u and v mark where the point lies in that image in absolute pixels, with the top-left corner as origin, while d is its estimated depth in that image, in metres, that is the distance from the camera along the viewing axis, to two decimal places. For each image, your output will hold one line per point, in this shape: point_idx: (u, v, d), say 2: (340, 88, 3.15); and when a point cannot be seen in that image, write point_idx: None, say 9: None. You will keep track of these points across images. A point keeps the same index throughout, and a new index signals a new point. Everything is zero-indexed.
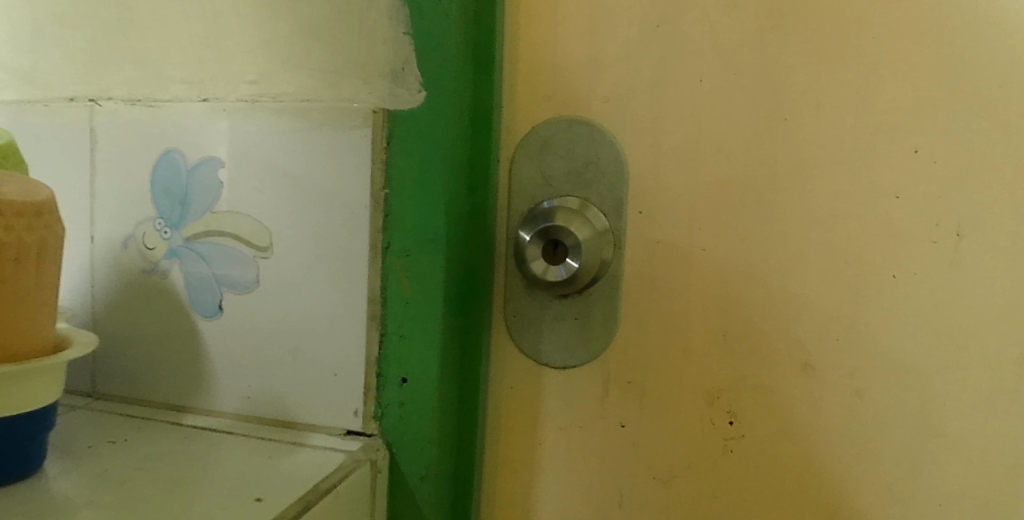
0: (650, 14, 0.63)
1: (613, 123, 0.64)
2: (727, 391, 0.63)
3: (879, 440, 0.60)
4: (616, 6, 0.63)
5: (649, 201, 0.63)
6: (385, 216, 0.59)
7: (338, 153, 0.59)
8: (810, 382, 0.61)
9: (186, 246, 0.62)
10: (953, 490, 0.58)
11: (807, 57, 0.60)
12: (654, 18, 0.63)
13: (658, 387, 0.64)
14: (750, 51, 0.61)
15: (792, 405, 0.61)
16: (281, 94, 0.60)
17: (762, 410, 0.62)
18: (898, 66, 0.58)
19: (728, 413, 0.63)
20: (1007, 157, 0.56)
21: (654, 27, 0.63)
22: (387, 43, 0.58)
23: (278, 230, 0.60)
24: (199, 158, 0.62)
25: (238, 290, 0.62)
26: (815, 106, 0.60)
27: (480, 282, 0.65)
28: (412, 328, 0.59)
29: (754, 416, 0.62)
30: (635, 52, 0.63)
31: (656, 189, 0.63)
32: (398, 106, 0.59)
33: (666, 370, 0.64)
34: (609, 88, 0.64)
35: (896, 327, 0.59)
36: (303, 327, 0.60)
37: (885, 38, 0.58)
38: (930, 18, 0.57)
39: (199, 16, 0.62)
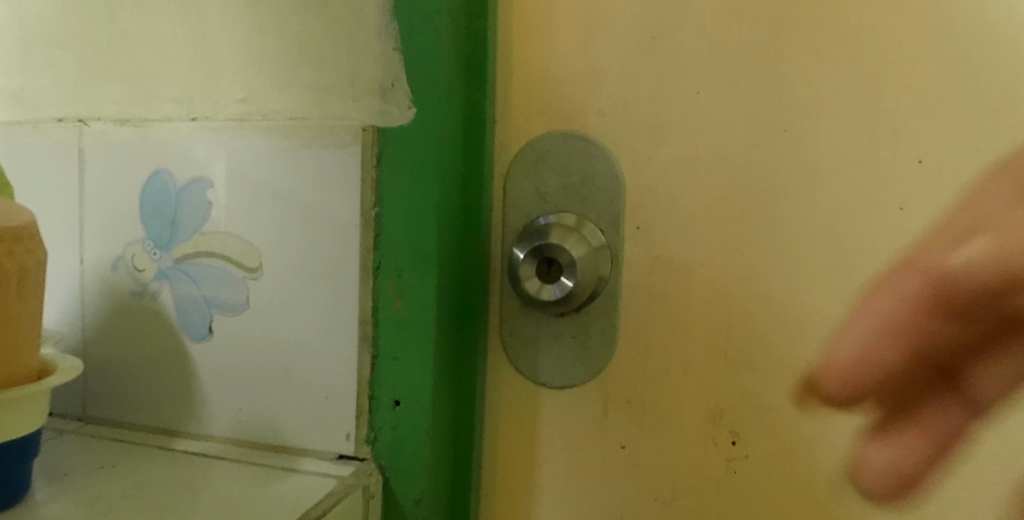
0: (645, 25, 0.62)
1: (609, 136, 0.63)
2: (729, 409, 0.61)
3: (888, 459, 0.58)
4: (611, 17, 0.62)
5: (647, 216, 0.62)
6: (376, 235, 0.58)
7: (327, 172, 0.58)
8: (815, 400, 0.59)
9: (175, 267, 0.61)
10: (966, 511, 0.57)
11: (806, 66, 0.58)
12: (651, 29, 0.61)
13: (659, 406, 0.62)
14: (750, 61, 0.59)
15: (797, 424, 0.60)
16: (270, 112, 0.59)
17: (766, 429, 0.60)
18: (902, 74, 0.56)
19: (731, 432, 0.61)
20: (1014, 164, 0.54)
21: (649, 38, 0.62)
22: (377, 58, 0.57)
23: (268, 251, 0.59)
24: (187, 178, 0.61)
25: (228, 312, 0.60)
26: (815, 116, 0.58)
27: (475, 301, 0.64)
28: (404, 349, 0.58)
29: (758, 435, 0.61)
30: (630, 64, 0.62)
31: (654, 203, 0.62)
32: (388, 123, 0.57)
33: (667, 389, 0.62)
34: (604, 101, 0.63)
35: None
36: (295, 350, 0.59)
37: (886, 45, 0.57)
38: (933, 22, 0.55)
39: (188, 35, 0.61)
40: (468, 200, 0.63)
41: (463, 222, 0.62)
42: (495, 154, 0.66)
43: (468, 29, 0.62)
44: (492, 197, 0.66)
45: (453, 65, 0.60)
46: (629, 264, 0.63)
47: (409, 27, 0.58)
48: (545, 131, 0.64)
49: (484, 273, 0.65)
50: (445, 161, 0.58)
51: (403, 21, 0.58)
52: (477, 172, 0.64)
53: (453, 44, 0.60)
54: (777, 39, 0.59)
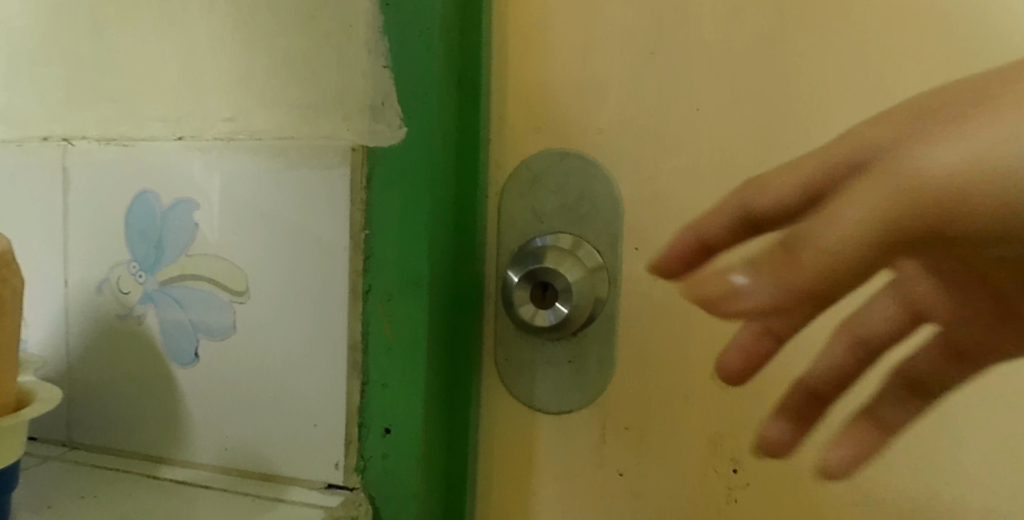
0: (644, 40, 0.60)
1: (607, 155, 0.61)
2: (731, 436, 0.59)
3: (896, 491, 0.56)
4: (609, 32, 0.61)
5: (646, 236, 0.60)
6: (365, 258, 0.56)
7: (316, 193, 0.56)
8: (820, 428, 0.57)
9: (161, 290, 0.60)
10: None
11: (812, 82, 0.56)
12: (650, 44, 0.60)
13: (659, 433, 0.60)
14: (752, 78, 0.58)
15: (801, 452, 0.58)
16: (257, 132, 0.58)
17: (769, 457, 0.58)
18: (912, 90, 0.54)
19: (732, 460, 0.59)
20: None
21: (648, 53, 0.60)
22: (367, 77, 0.56)
23: (256, 274, 0.58)
24: (174, 199, 0.60)
25: (215, 337, 0.59)
26: (820, 135, 0.56)
27: (469, 325, 0.62)
28: (395, 376, 0.56)
29: (760, 464, 0.59)
30: (629, 80, 0.60)
31: (654, 224, 0.60)
32: (378, 143, 0.56)
33: (666, 415, 0.60)
34: (602, 119, 0.61)
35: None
36: (283, 376, 0.58)
37: (895, 61, 0.55)
38: (945, 37, 0.53)
39: (174, 51, 0.60)
40: (462, 222, 0.61)
41: (457, 244, 0.60)
42: (490, 172, 0.64)
43: (463, 46, 0.61)
44: (487, 217, 0.64)
45: (450, 82, 0.58)
46: (628, 286, 0.61)
47: (403, 42, 0.56)
48: (542, 149, 0.63)
49: (478, 296, 0.63)
50: (438, 182, 0.57)
51: (395, 36, 0.56)
52: (472, 193, 0.62)
53: (449, 60, 0.58)
54: (781, 55, 0.57)
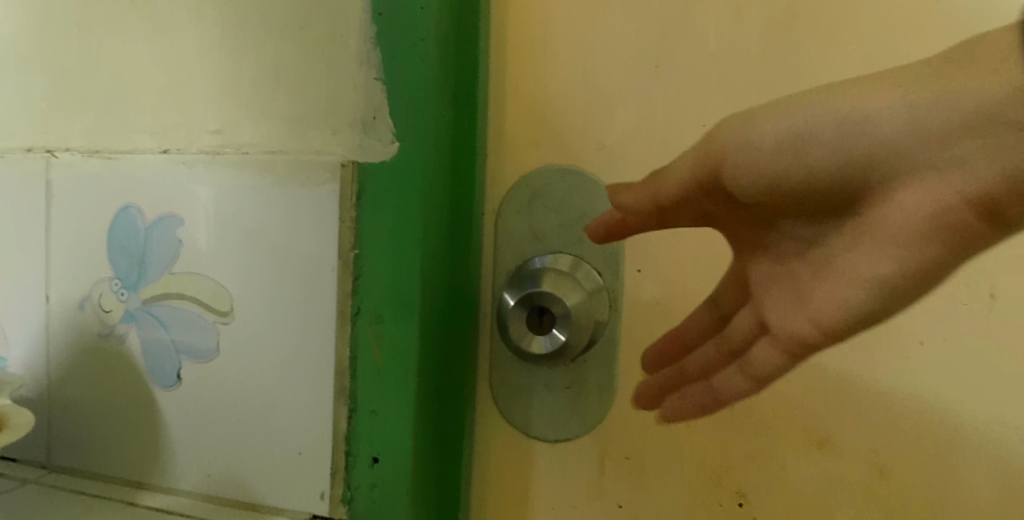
0: (648, 53, 0.58)
1: (609, 172, 0.58)
2: (736, 468, 0.56)
3: None
4: (610, 44, 0.58)
5: (648, 258, 0.58)
6: (355, 278, 0.54)
7: (303, 210, 0.54)
8: (830, 461, 0.55)
9: (143, 309, 0.58)
10: None
11: None
12: (653, 57, 0.57)
13: (658, 460, 0.58)
14: (761, 93, 0.55)
15: (809, 486, 0.55)
16: (244, 145, 0.56)
17: (776, 492, 0.56)
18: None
19: (737, 493, 0.56)
20: None
21: (652, 67, 0.57)
22: (357, 89, 0.53)
23: (241, 294, 0.55)
24: (157, 214, 0.57)
25: (198, 359, 0.56)
26: None
27: (464, 348, 0.60)
28: (384, 403, 0.54)
29: (767, 498, 0.56)
30: (632, 94, 0.58)
31: (657, 245, 0.57)
32: (370, 158, 0.53)
33: (668, 444, 0.57)
34: (604, 134, 0.59)
35: (922, 392, 0.54)
36: (267, 401, 0.55)
37: None
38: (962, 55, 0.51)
39: (161, 61, 0.58)
40: (456, 242, 0.58)
41: (451, 264, 0.58)
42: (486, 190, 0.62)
43: (459, 58, 0.58)
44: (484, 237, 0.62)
45: (444, 96, 0.56)
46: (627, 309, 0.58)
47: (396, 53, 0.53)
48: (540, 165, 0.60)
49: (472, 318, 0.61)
50: (432, 202, 0.55)
51: (388, 47, 0.53)
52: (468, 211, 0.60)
53: (444, 74, 0.56)
54: (788, 70, 0.55)
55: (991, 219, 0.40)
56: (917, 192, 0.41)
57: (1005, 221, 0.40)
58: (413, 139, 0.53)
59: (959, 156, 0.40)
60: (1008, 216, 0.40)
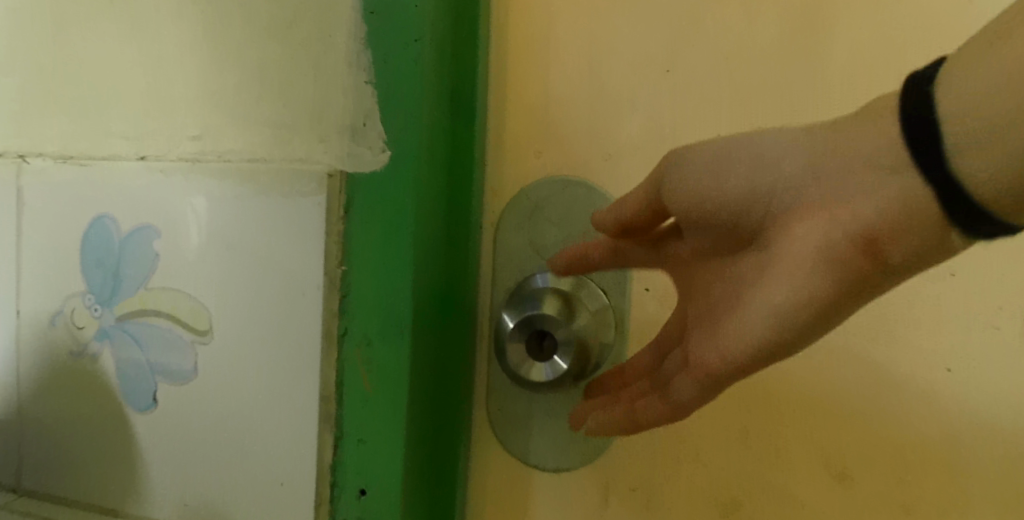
0: (659, 57, 0.54)
1: (616, 184, 0.55)
2: (749, 503, 0.52)
3: None
4: (618, 47, 0.55)
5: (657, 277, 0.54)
6: (342, 297, 0.50)
7: (285, 224, 0.50)
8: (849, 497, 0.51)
9: (118, 326, 0.54)
10: None
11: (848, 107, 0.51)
12: (664, 61, 0.54)
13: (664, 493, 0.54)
14: (780, 101, 0.52)
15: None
16: (226, 152, 0.52)
17: None
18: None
19: None
20: None
21: (663, 71, 0.54)
22: (346, 92, 0.50)
23: (220, 312, 0.52)
24: (132, 225, 0.54)
25: (175, 381, 0.53)
26: None
27: (459, 371, 0.56)
28: (373, 431, 0.50)
29: None
30: (642, 101, 0.55)
31: None
32: (359, 168, 0.50)
33: (676, 476, 0.54)
34: (611, 144, 0.55)
35: (951, 424, 0.50)
36: (248, 427, 0.52)
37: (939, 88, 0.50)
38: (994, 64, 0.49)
39: (139, 61, 0.54)
40: (451, 259, 0.55)
41: (446, 281, 0.54)
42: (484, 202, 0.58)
43: (456, 61, 0.55)
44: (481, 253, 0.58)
45: (440, 102, 0.52)
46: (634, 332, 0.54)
47: (391, 55, 0.50)
48: (542, 176, 0.57)
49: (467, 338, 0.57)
50: (426, 217, 0.51)
51: (382, 48, 0.50)
52: (465, 226, 0.56)
53: (439, 78, 0.52)
54: (805, 78, 0.52)
55: (872, 256, 0.38)
56: (820, 224, 0.39)
57: (885, 260, 0.38)
58: (406, 149, 0.50)
59: (851, 196, 0.38)
60: (889, 258, 0.38)
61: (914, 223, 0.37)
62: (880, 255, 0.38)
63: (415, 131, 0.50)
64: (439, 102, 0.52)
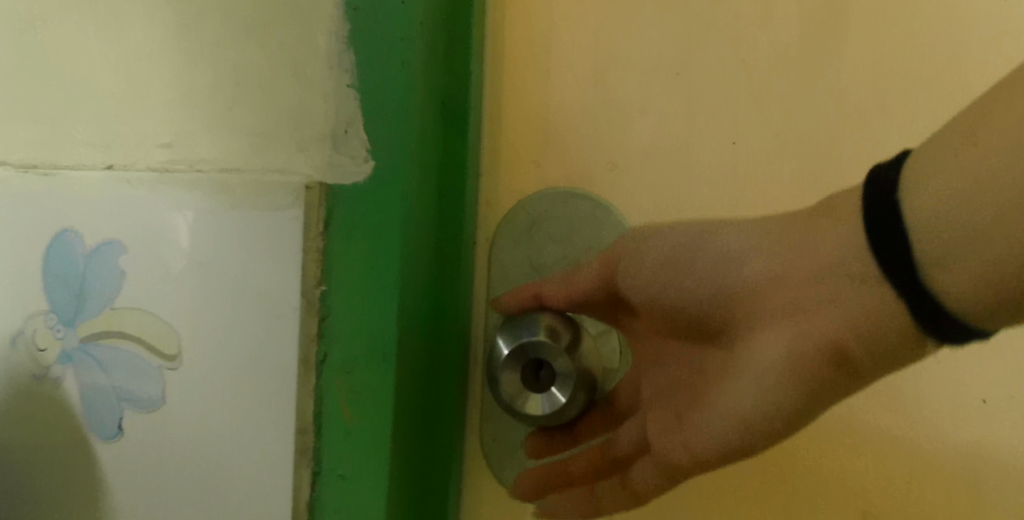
0: (670, 61, 0.55)
1: (621, 192, 0.55)
2: None
3: None
4: (626, 53, 0.56)
5: None
6: (321, 320, 0.46)
7: (260, 239, 0.46)
8: None
9: (81, 348, 0.50)
10: None
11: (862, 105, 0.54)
12: (675, 64, 0.55)
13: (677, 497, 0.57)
14: (793, 101, 0.55)
15: None
16: (199, 161, 0.48)
17: None
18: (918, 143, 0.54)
19: None
20: None
21: (675, 74, 0.55)
22: (326, 96, 0.46)
23: (190, 335, 0.48)
24: (97, 240, 0.50)
25: (140, 408, 0.49)
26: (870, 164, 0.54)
27: (446, 396, 0.53)
28: (354, 466, 0.46)
29: None
30: (652, 105, 0.55)
31: None
32: (341, 179, 0.46)
33: None
34: (617, 151, 0.55)
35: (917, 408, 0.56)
36: (219, 460, 0.47)
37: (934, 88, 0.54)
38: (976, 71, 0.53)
39: (105, 63, 0.50)
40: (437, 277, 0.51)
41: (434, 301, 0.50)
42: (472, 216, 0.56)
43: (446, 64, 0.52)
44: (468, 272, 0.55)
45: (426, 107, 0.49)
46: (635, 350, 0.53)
47: (376, 52, 0.46)
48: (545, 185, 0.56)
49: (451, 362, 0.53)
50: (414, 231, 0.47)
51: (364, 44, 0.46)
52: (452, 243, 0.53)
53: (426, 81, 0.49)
54: (815, 78, 0.54)
55: (840, 366, 0.41)
56: (783, 337, 0.42)
57: (854, 368, 0.41)
58: (389, 156, 0.46)
59: (819, 305, 0.41)
60: (858, 364, 0.41)
61: (871, 334, 0.40)
62: (844, 372, 0.41)
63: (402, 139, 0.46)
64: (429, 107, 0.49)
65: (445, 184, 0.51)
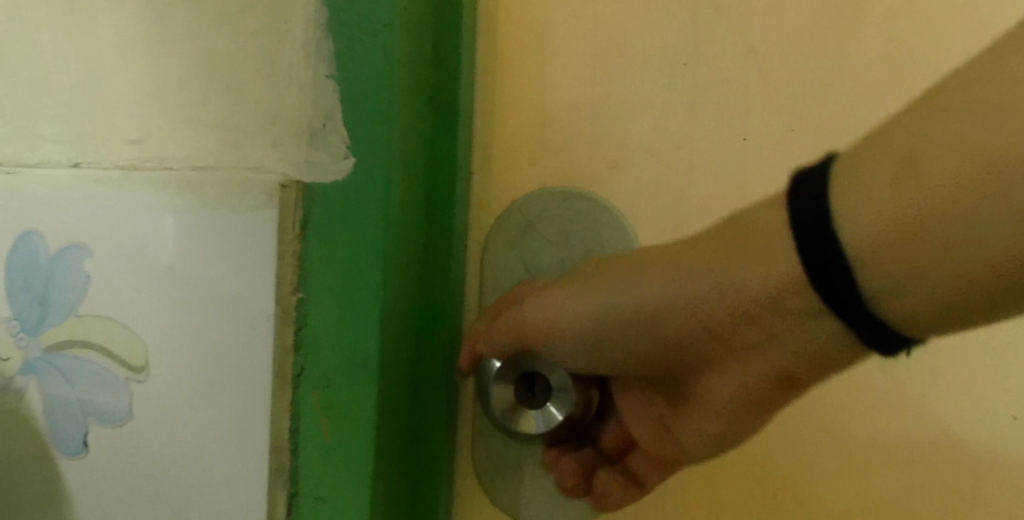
0: (674, 52, 0.53)
1: (620, 192, 0.53)
2: None
3: None
4: (628, 44, 0.54)
5: None
6: (296, 330, 0.42)
7: (232, 241, 0.43)
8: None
9: (45, 359, 0.47)
10: None
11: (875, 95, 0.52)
12: (680, 55, 0.53)
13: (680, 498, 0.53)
14: (801, 94, 0.52)
15: None
16: (169, 159, 0.45)
17: None
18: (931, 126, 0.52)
19: None
20: None
21: (680, 64, 0.53)
22: (303, 89, 0.42)
23: (157, 345, 0.44)
24: (61, 244, 0.47)
25: (106, 424, 0.46)
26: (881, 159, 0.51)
27: (431, 408, 0.49)
28: (332, 488, 0.43)
29: None
30: (654, 99, 0.53)
31: None
32: (317, 177, 0.42)
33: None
34: (617, 149, 0.53)
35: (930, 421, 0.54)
36: (187, 479, 0.44)
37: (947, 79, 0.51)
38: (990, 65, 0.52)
39: (71, 54, 0.47)
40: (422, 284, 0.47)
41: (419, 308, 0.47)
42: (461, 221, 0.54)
43: (433, 53, 0.49)
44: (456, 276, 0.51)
45: (410, 101, 0.46)
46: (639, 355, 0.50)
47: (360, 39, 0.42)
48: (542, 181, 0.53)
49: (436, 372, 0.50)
50: (399, 233, 0.44)
51: (346, 32, 0.42)
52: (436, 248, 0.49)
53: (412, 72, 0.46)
54: (825, 68, 0.52)
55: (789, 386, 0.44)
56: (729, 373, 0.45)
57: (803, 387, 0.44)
58: (370, 153, 0.42)
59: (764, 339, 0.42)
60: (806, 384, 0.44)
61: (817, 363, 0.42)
62: (787, 397, 0.45)
63: (384, 136, 0.42)
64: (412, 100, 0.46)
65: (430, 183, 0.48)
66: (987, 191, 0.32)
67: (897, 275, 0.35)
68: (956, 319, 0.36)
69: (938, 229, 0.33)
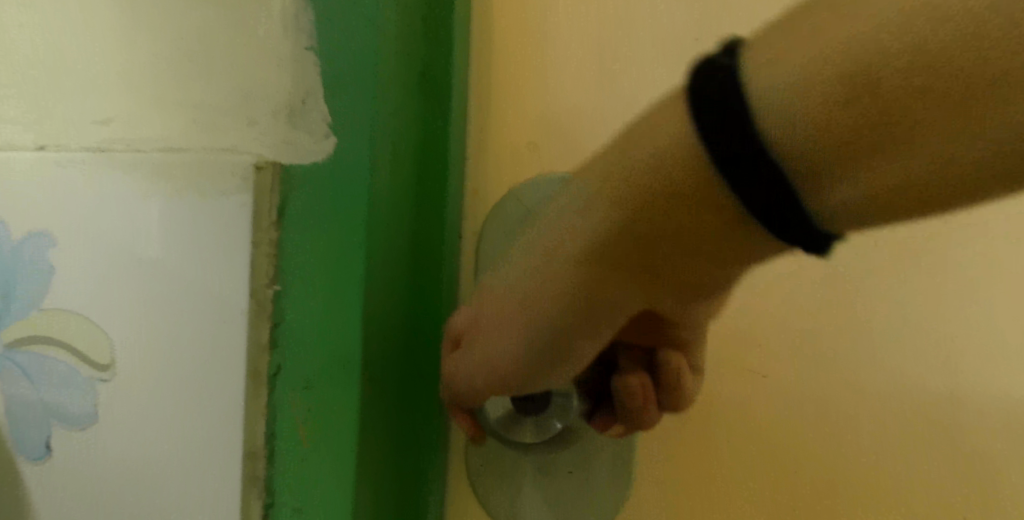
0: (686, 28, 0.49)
1: None
2: None
3: None
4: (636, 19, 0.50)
5: None
6: (273, 326, 0.39)
7: (202, 229, 0.39)
8: None
9: (7, 357, 0.43)
10: None
11: None
12: (693, 31, 0.49)
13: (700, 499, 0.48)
14: None
15: None
16: (137, 139, 0.41)
17: None
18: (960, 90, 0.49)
19: None
20: None
21: (694, 41, 0.49)
22: (280, 63, 0.39)
23: (125, 342, 0.41)
24: (25, 233, 0.43)
25: (71, 427, 0.42)
26: None
27: (419, 411, 0.46)
28: (311, 499, 0.39)
29: None
30: (666, 78, 0.49)
31: None
32: (296, 159, 0.39)
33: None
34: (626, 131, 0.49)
35: None
36: (157, 488, 0.41)
37: None
38: None
39: (37, 29, 0.43)
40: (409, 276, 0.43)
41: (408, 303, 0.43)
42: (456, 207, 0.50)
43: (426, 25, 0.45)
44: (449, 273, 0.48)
45: (399, 75, 0.42)
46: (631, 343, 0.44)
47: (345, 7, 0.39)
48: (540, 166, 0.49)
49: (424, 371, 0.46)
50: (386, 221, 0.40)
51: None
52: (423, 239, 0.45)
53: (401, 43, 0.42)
54: None
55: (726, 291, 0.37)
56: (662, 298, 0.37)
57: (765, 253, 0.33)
58: (354, 133, 0.39)
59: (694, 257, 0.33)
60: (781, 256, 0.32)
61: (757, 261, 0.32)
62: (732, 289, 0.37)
63: (370, 115, 0.39)
64: (402, 78, 0.42)
65: (421, 169, 0.45)
66: (993, 69, 0.24)
67: (845, 165, 0.27)
68: (912, 205, 0.27)
69: (916, 109, 0.25)
